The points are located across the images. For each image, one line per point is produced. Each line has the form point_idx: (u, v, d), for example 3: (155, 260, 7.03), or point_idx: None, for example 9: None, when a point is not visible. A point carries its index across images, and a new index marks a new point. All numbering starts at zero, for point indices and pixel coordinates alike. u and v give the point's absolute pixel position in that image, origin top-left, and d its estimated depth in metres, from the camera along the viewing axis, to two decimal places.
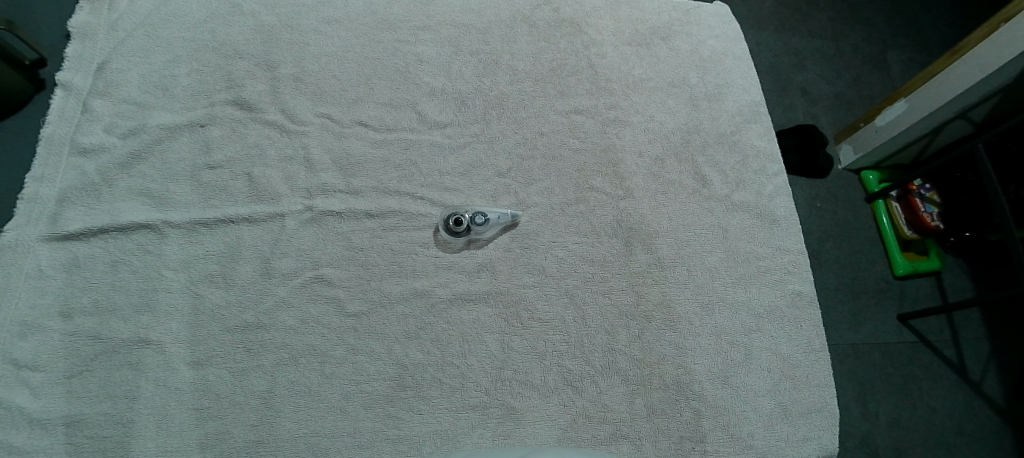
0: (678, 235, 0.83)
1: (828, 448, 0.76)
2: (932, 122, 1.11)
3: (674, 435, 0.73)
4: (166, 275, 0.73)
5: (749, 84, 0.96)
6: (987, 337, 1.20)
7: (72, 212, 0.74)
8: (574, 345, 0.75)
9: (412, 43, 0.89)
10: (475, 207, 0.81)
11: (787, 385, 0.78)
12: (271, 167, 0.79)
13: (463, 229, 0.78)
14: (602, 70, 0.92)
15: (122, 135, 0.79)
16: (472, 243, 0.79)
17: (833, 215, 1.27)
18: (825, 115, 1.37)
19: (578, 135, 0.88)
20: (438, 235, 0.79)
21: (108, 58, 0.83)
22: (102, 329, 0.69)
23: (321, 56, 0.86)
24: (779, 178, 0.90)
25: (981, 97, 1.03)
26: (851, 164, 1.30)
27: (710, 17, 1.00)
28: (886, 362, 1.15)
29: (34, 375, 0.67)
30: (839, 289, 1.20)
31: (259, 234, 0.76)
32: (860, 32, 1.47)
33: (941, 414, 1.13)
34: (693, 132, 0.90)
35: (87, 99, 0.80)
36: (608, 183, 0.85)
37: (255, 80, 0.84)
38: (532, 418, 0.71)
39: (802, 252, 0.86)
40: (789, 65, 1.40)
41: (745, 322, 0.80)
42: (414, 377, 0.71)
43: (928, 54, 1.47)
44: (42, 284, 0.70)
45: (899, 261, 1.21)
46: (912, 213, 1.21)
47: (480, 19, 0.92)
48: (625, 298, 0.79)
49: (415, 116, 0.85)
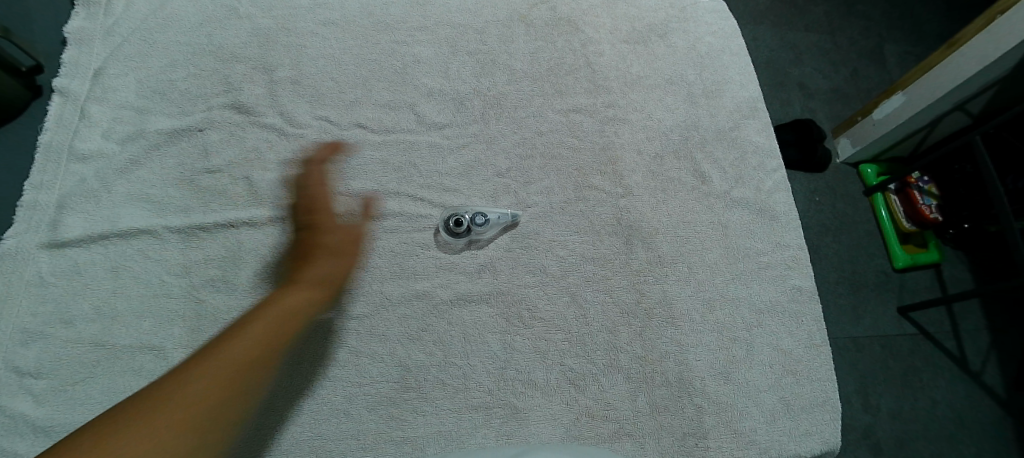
0: (678, 232, 0.83)
1: (830, 442, 0.76)
2: (929, 114, 1.11)
3: (677, 432, 0.73)
4: (167, 281, 0.73)
5: (747, 79, 0.96)
6: (987, 328, 1.20)
7: (72, 219, 0.74)
8: (576, 343, 0.76)
9: (410, 44, 0.89)
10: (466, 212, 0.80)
11: (789, 380, 0.78)
12: (270, 170, 0.79)
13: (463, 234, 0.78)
14: (600, 68, 0.92)
15: (121, 141, 0.79)
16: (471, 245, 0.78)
17: (831, 209, 1.27)
18: (823, 110, 1.37)
19: (576, 134, 0.88)
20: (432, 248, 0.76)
21: (106, 64, 0.82)
22: (104, 336, 0.69)
23: (318, 59, 0.86)
24: (778, 174, 0.90)
25: (978, 88, 1.03)
26: (850, 158, 1.30)
27: (707, 13, 1.00)
28: (886, 355, 1.16)
29: (36, 382, 0.67)
30: (839, 282, 1.21)
31: (259, 238, 0.76)
32: (856, 26, 1.47)
33: (942, 405, 1.13)
34: (692, 129, 0.91)
35: (84, 105, 0.80)
36: (606, 180, 0.85)
37: (253, 84, 0.84)
38: (534, 418, 0.72)
39: (802, 246, 0.86)
40: (787, 60, 1.40)
41: (746, 318, 0.80)
42: (416, 379, 0.72)
43: (924, 47, 1.47)
44: (43, 291, 0.70)
45: (898, 253, 1.22)
46: (910, 206, 1.21)
47: (477, 19, 0.92)
48: (626, 295, 0.79)
49: (414, 117, 0.85)
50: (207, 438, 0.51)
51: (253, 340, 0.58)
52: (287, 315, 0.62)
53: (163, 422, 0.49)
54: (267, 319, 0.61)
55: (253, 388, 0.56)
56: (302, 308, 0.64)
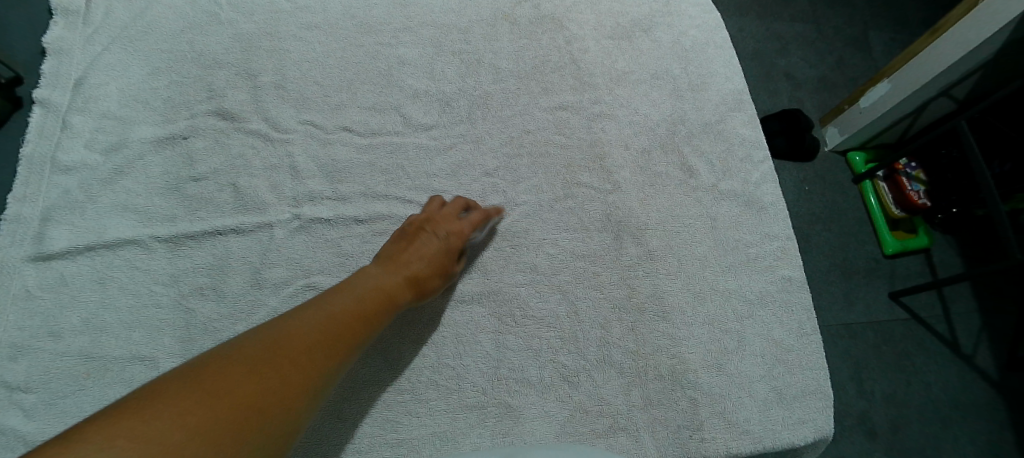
0: (668, 226, 0.84)
1: (824, 429, 0.76)
2: (915, 101, 1.12)
3: (672, 424, 0.74)
4: (156, 290, 0.72)
5: (733, 71, 0.97)
6: (976, 311, 1.21)
7: (57, 231, 0.73)
8: (568, 340, 0.76)
9: (394, 46, 0.89)
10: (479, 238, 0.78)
11: (781, 370, 0.79)
12: (257, 176, 0.79)
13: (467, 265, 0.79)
14: (585, 65, 0.92)
15: (104, 151, 0.78)
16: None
17: (821, 198, 1.28)
18: (810, 99, 1.38)
19: (563, 131, 0.88)
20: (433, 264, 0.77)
21: (86, 74, 0.81)
22: (94, 348, 0.69)
23: (302, 63, 0.86)
24: (765, 165, 0.91)
25: (963, 73, 1.04)
26: (838, 146, 1.31)
27: (691, 6, 1.00)
28: (878, 341, 1.17)
29: (26, 396, 0.66)
30: (830, 271, 1.22)
31: (247, 244, 0.75)
32: (840, 15, 1.48)
33: (934, 389, 1.14)
34: (678, 123, 0.91)
35: (66, 116, 0.79)
36: (595, 177, 0.85)
37: (236, 90, 0.83)
38: (530, 416, 0.72)
39: (790, 237, 0.87)
40: (773, 51, 1.41)
41: (736, 309, 0.81)
42: (410, 381, 0.72)
43: (909, 34, 1.48)
44: (29, 304, 0.70)
45: (888, 240, 1.22)
46: (899, 192, 1.22)
47: (461, 19, 0.92)
48: (616, 291, 0.79)
49: (400, 119, 0.85)
50: (288, 405, 0.53)
51: (343, 320, 0.62)
52: (377, 297, 0.66)
53: (258, 382, 0.52)
54: (361, 302, 0.64)
55: (333, 364, 0.58)
56: (393, 292, 0.68)
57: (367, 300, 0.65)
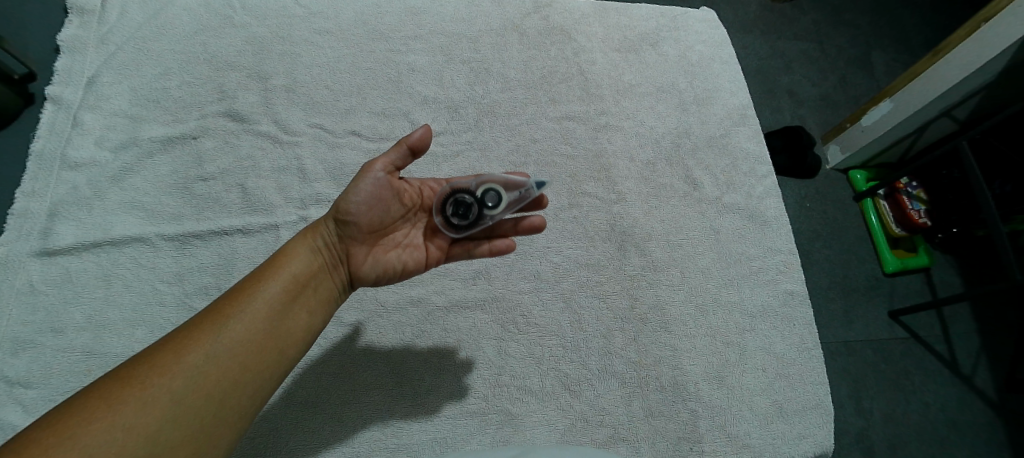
0: (670, 237, 0.84)
1: (823, 445, 0.76)
2: (917, 121, 1.14)
3: (672, 436, 0.74)
4: (160, 288, 0.72)
5: (737, 87, 0.98)
6: (976, 331, 1.22)
7: (63, 227, 0.73)
8: (570, 349, 0.76)
9: (404, 53, 0.90)
10: (457, 181, 0.72)
11: (782, 384, 0.79)
12: (264, 178, 0.79)
13: (454, 208, 0.69)
14: (592, 77, 0.93)
15: (114, 149, 0.79)
16: (522, 222, 0.72)
17: (822, 215, 1.29)
18: (812, 117, 1.39)
19: (569, 141, 0.88)
20: (400, 217, 0.68)
21: (99, 72, 0.82)
22: (97, 345, 0.69)
23: (312, 67, 0.87)
24: (768, 179, 0.91)
25: (964, 95, 1.05)
26: (839, 164, 1.32)
27: (698, 22, 1.02)
28: (878, 359, 1.17)
29: (24, 392, 0.66)
30: (831, 287, 1.22)
31: (253, 245, 0.76)
32: (844, 34, 1.49)
33: (933, 408, 1.14)
34: (683, 136, 0.92)
35: (77, 113, 0.80)
36: (600, 187, 0.86)
37: (246, 92, 0.84)
38: (531, 424, 0.72)
39: (793, 251, 0.87)
40: (776, 68, 1.43)
41: (738, 323, 0.81)
42: (412, 386, 0.72)
43: (911, 55, 1.50)
44: (32, 300, 0.70)
45: (888, 258, 1.23)
46: (900, 211, 1.22)
47: (470, 28, 0.93)
48: (619, 301, 0.79)
49: (408, 125, 0.86)
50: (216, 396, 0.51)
51: (257, 324, 0.55)
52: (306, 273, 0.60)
53: (165, 405, 0.48)
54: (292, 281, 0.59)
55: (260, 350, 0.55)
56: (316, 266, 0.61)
57: (282, 292, 0.58)
